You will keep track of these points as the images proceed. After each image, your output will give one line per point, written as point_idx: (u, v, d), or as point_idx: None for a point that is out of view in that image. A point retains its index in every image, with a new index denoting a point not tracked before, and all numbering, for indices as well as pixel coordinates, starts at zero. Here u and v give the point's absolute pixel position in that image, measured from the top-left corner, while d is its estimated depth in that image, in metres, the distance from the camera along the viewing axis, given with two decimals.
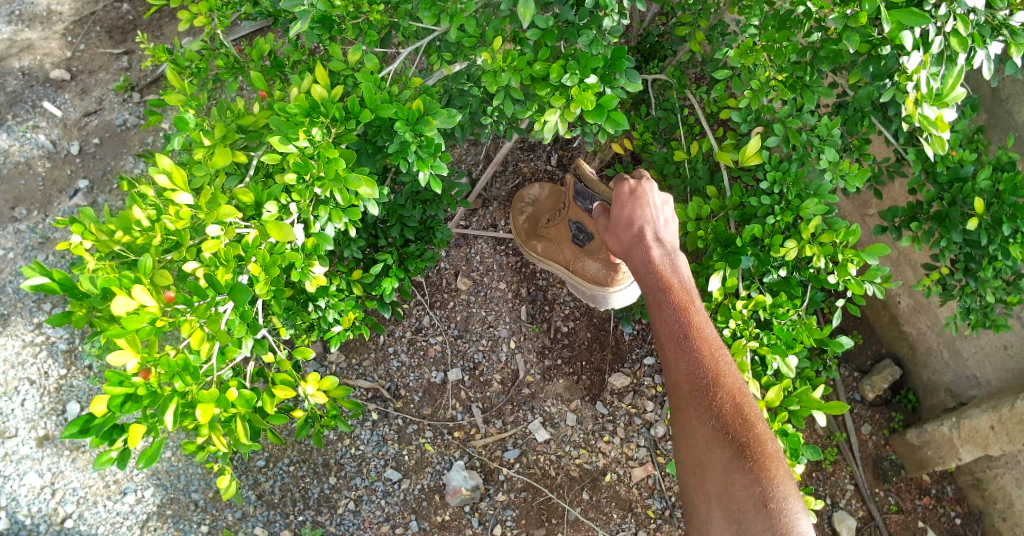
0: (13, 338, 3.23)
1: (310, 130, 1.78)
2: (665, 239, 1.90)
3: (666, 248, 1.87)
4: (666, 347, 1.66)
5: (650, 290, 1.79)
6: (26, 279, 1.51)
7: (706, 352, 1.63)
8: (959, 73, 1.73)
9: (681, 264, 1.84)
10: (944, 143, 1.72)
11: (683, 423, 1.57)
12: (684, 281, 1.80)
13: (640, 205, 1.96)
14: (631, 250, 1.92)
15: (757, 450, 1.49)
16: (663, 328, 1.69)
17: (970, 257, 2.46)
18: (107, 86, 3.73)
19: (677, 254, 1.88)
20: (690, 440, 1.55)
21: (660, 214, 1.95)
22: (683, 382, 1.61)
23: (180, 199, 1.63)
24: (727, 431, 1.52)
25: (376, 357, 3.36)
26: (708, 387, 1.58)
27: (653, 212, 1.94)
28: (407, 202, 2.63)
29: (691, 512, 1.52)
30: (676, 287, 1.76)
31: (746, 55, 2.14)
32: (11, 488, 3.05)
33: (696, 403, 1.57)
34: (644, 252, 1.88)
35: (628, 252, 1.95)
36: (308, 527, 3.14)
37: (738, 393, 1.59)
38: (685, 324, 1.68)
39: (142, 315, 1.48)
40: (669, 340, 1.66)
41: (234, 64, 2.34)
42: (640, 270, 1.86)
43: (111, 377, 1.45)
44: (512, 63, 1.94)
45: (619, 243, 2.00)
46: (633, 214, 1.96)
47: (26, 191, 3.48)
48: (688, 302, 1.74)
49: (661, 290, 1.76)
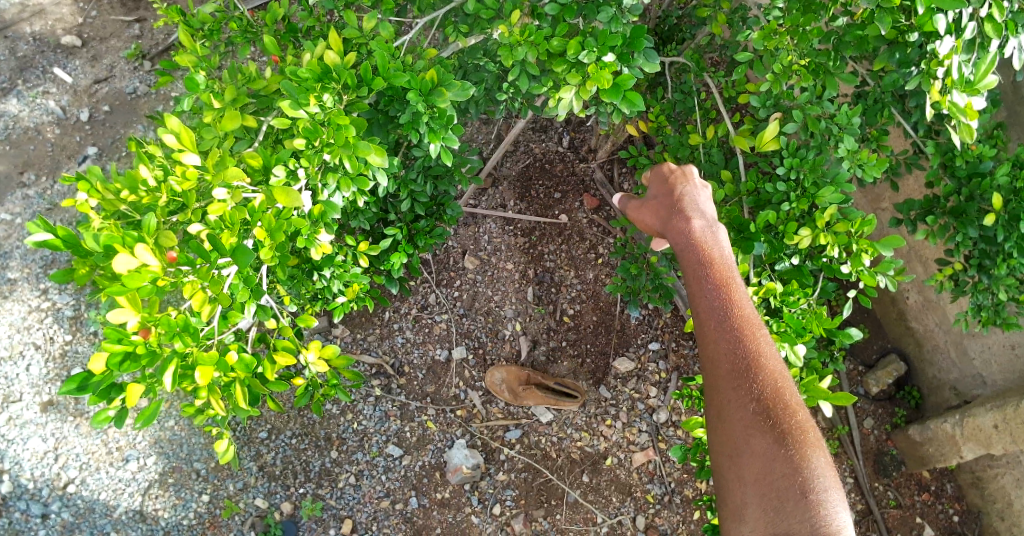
0: (19, 303, 3.23)
1: (321, 96, 1.75)
2: (706, 214, 1.85)
3: (707, 220, 1.82)
4: (705, 326, 1.61)
5: (690, 264, 1.73)
6: (29, 234, 1.50)
7: (746, 332, 1.58)
8: (992, 58, 1.64)
9: (723, 238, 1.78)
10: (971, 131, 1.68)
11: (720, 406, 1.54)
12: (723, 253, 1.75)
13: (682, 184, 1.93)
14: (668, 224, 1.86)
15: (797, 438, 1.46)
16: (702, 304, 1.65)
17: (984, 254, 2.42)
18: (118, 53, 3.71)
19: (716, 226, 1.82)
20: (727, 423, 1.52)
21: (701, 193, 1.90)
22: (722, 361, 1.56)
23: (188, 160, 1.61)
24: (766, 416, 1.49)
25: (382, 332, 3.37)
26: (748, 369, 1.54)
27: (694, 190, 1.91)
28: (419, 178, 2.56)
29: (725, 494, 1.52)
30: (717, 262, 1.71)
31: (770, 38, 2.10)
32: (15, 452, 3.06)
33: (735, 385, 1.53)
34: (683, 221, 1.82)
35: (664, 225, 1.89)
36: (309, 499, 3.15)
37: (778, 376, 1.54)
38: (725, 300, 1.62)
39: (144, 274, 1.45)
40: (708, 318, 1.61)
41: (247, 28, 2.29)
42: (679, 241, 1.80)
43: (109, 334, 1.44)
44: (530, 38, 1.91)
45: (655, 218, 1.94)
46: (672, 189, 1.93)
47: (35, 156, 3.47)
48: (728, 279, 1.68)
49: (701, 265, 1.71)
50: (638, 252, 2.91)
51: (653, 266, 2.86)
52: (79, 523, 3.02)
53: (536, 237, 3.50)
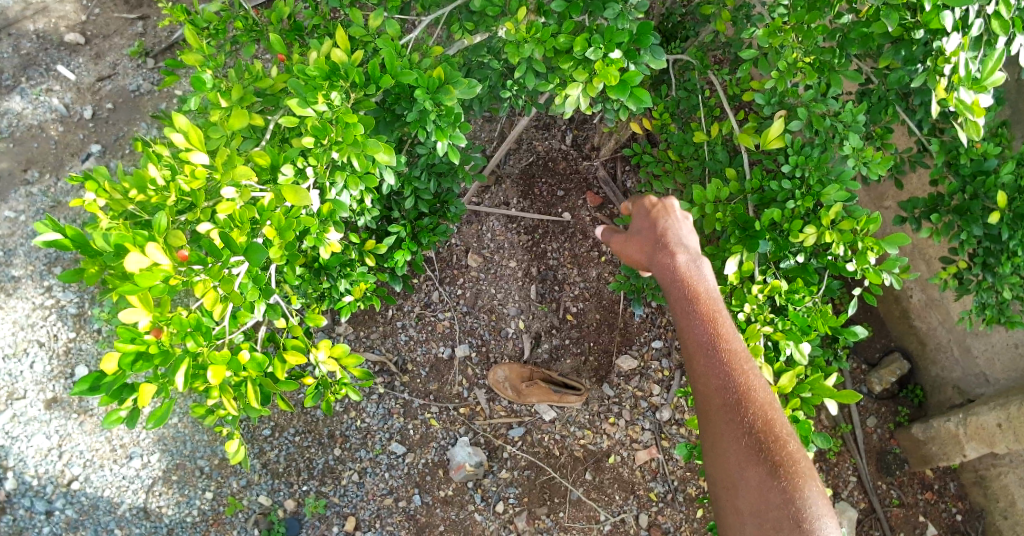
0: (23, 301, 3.24)
1: (329, 94, 1.75)
2: (690, 245, 1.77)
3: (691, 252, 1.75)
4: (695, 362, 1.58)
5: (676, 299, 1.68)
6: (38, 234, 1.49)
7: (736, 367, 1.56)
8: (1000, 55, 1.62)
9: (707, 270, 1.72)
10: (978, 128, 1.63)
11: (714, 440, 1.54)
12: (710, 287, 1.70)
13: (664, 216, 1.83)
14: (652, 256, 1.79)
15: (790, 469, 1.47)
16: (691, 341, 1.61)
17: (988, 252, 2.41)
18: (121, 51, 3.73)
19: (701, 258, 1.76)
20: (722, 456, 1.52)
21: (683, 224, 1.83)
22: (713, 396, 1.55)
23: (197, 159, 1.61)
24: (759, 449, 1.49)
25: (385, 330, 3.37)
26: (739, 404, 1.53)
27: (677, 221, 1.83)
28: (423, 174, 2.56)
29: (722, 524, 1.52)
30: (703, 297, 1.65)
31: (774, 36, 2.10)
32: (20, 449, 3.07)
33: (727, 419, 1.53)
34: (667, 256, 1.75)
35: (648, 259, 1.82)
36: (312, 497, 3.16)
37: (768, 408, 1.54)
38: (714, 337, 1.59)
39: (156, 273, 1.45)
40: (698, 355, 1.58)
41: (252, 27, 2.30)
42: (664, 275, 1.73)
43: (122, 333, 1.43)
44: (536, 35, 1.91)
45: (639, 251, 1.85)
46: (653, 222, 1.84)
47: (38, 154, 3.47)
48: (715, 312, 1.64)
49: (688, 300, 1.65)
50: None
51: None
52: (82, 520, 3.02)
53: (539, 235, 3.51)
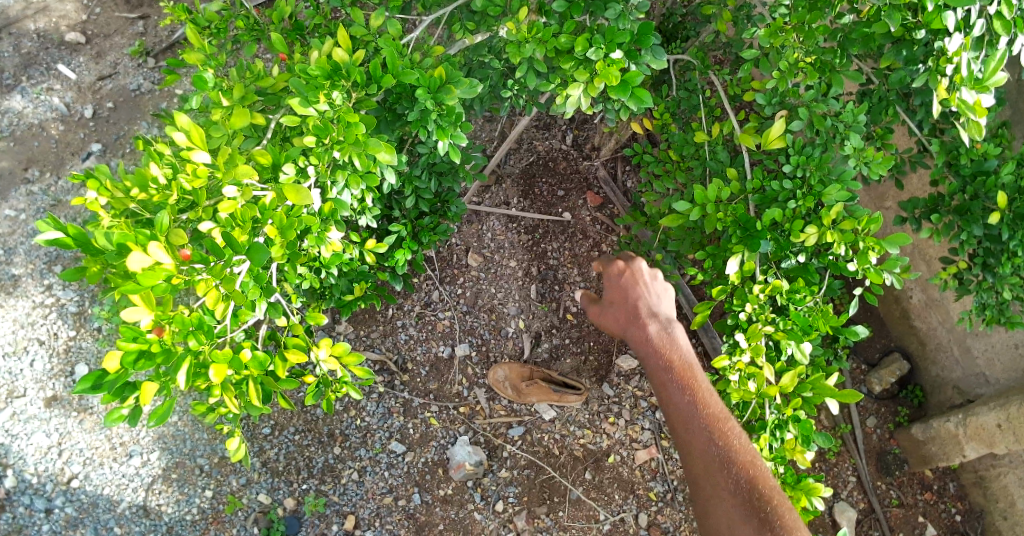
0: (23, 299, 3.24)
1: (330, 93, 1.75)
2: (660, 311, 1.81)
3: (662, 319, 1.78)
4: (679, 432, 1.63)
5: (653, 370, 1.72)
6: (40, 232, 1.48)
7: (716, 431, 1.60)
8: (1002, 55, 1.61)
9: (680, 335, 1.76)
10: (980, 128, 1.63)
11: (705, 505, 1.57)
12: (684, 353, 1.73)
13: (633, 284, 1.86)
14: (626, 327, 1.83)
15: (780, 526, 1.49)
16: (673, 411, 1.65)
17: (988, 252, 2.41)
18: (122, 50, 3.73)
19: (673, 323, 1.79)
20: (714, 520, 1.55)
21: (653, 289, 1.86)
22: (699, 463, 1.59)
23: (198, 158, 1.61)
24: (749, 509, 1.52)
25: (385, 329, 3.37)
26: (725, 467, 1.57)
27: (647, 288, 1.85)
28: (423, 173, 2.56)
29: None
30: (678, 365, 1.70)
31: (775, 36, 2.11)
32: (19, 447, 3.06)
33: (714, 484, 1.56)
34: (640, 326, 1.78)
35: (622, 329, 1.84)
36: (312, 495, 3.16)
37: (752, 466, 1.58)
38: (693, 405, 1.63)
39: (158, 272, 1.45)
40: (681, 425, 1.63)
41: (254, 26, 2.30)
42: (639, 347, 1.77)
43: (124, 332, 1.43)
44: (537, 35, 1.91)
45: (612, 320, 1.88)
46: (624, 291, 1.87)
47: (39, 153, 3.47)
48: (692, 378, 1.69)
49: (664, 370, 1.70)
50: (643, 250, 2.93)
51: (656, 263, 2.87)
52: (82, 519, 3.01)
53: (540, 234, 3.51)
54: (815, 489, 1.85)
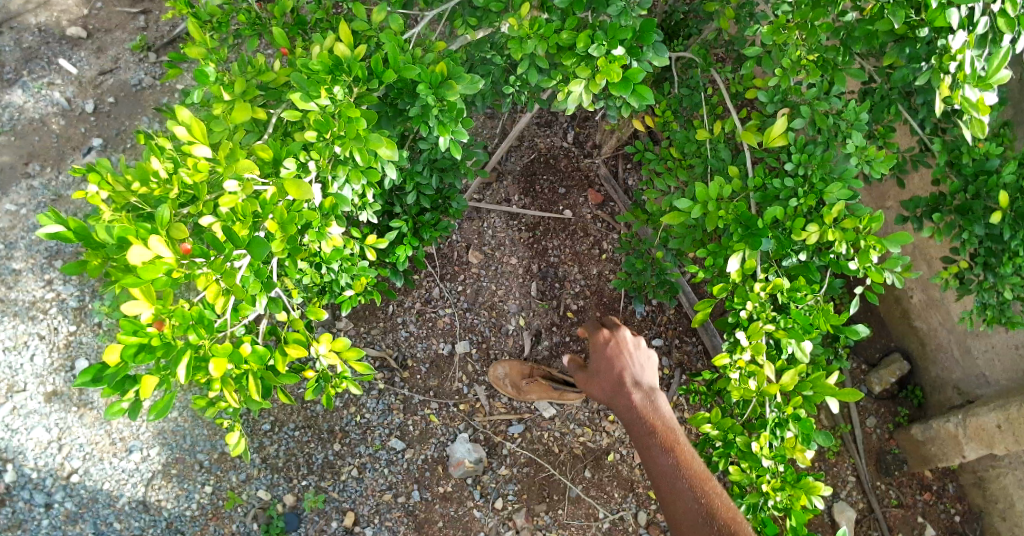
0: (23, 294, 3.24)
1: (332, 88, 1.74)
2: (643, 382, 2.08)
3: (645, 390, 2.05)
4: (663, 487, 1.79)
5: (639, 435, 1.94)
6: (41, 226, 1.49)
7: (697, 483, 1.76)
8: (1005, 53, 1.60)
9: (662, 403, 2.02)
10: (983, 126, 1.63)
11: None
12: (666, 419, 1.97)
13: (619, 358, 2.16)
14: (614, 397, 2.09)
15: None
16: (657, 469, 1.83)
17: (990, 252, 2.41)
18: (123, 45, 3.73)
19: (655, 394, 2.05)
20: None
21: (637, 363, 2.15)
22: (681, 513, 1.72)
23: (199, 152, 1.61)
24: None
25: (385, 326, 3.37)
26: (705, 515, 1.69)
27: (631, 361, 2.15)
28: (425, 169, 2.55)
29: None
30: (661, 429, 1.93)
31: (779, 33, 2.11)
32: (19, 441, 3.06)
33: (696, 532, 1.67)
34: (626, 395, 2.05)
35: (611, 399, 2.10)
36: (312, 491, 3.15)
37: (731, 515, 1.69)
38: (675, 461, 1.82)
39: (159, 266, 1.46)
40: (665, 480, 1.79)
41: (256, 20, 2.29)
42: (626, 414, 2.02)
43: (125, 325, 1.44)
44: (539, 31, 1.91)
45: (602, 391, 2.14)
46: (610, 363, 2.16)
47: (40, 148, 3.46)
48: (674, 440, 1.89)
49: (649, 433, 1.92)
50: (644, 248, 2.93)
51: (657, 262, 2.88)
52: (82, 513, 3.01)
53: (541, 232, 3.51)
54: (815, 487, 1.79)
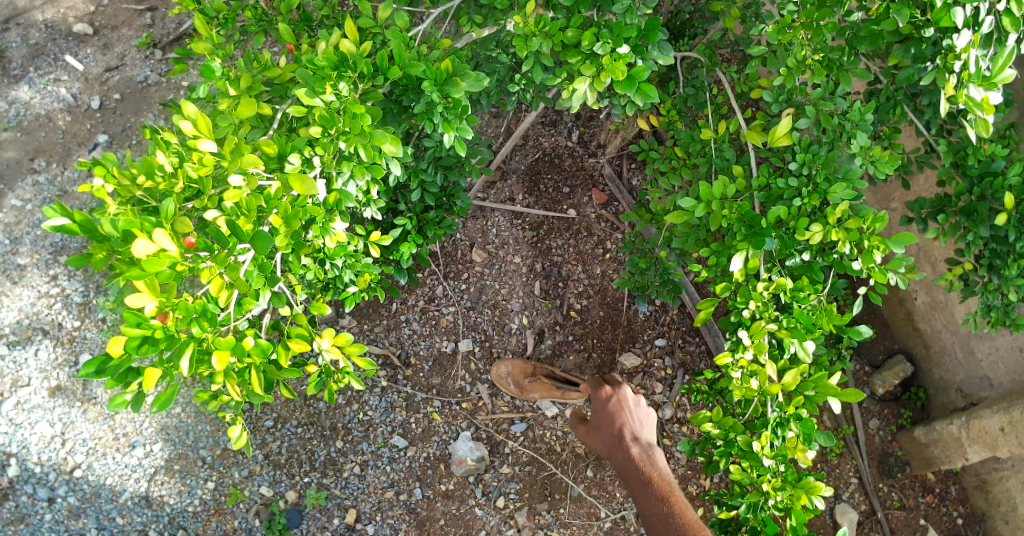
0: (28, 289, 3.25)
1: (337, 84, 1.75)
2: (642, 436, 2.12)
3: (644, 444, 2.10)
4: None
5: (638, 490, 2.00)
6: (46, 218, 1.48)
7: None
8: (1011, 52, 1.61)
9: (660, 458, 2.07)
10: (988, 125, 1.63)
11: None
12: (664, 474, 2.03)
13: (618, 409, 2.18)
14: (613, 449, 2.13)
15: None
16: (658, 526, 1.90)
17: (995, 254, 2.40)
18: (129, 41, 3.74)
19: (653, 448, 2.10)
20: None
21: (636, 415, 2.19)
22: None
23: (205, 146, 1.61)
24: None
25: (388, 323, 3.37)
26: None
27: (630, 413, 2.18)
28: (430, 167, 2.55)
29: None
30: (660, 485, 1.98)
31: (784, 33, 2.10)
32: (23, 436, 3.07)
33: None
34: (625, 448, 2.09)
35: (609, 451, 2.15)
36: (314, 488, 3.16)
37: None
38: (675, 519, 1.88)
39: (163, 259, 1.46)
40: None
41: (262, 17, 2.29)
42: (625, 467, 2.07)
43: (129, 318, 1.42)
44: (544, 28, 1.91)
45: (600, 442, 2.18)
46: (610, 413, 2.18)
47: (46, 143, 3.48)
48: (673, 497, 1.95)
49: (648, 489, 1.98)
50: (648, 247, 2.93)
51: (660, 261, 2.88)
52: (85, 508, 3.02)
53: (544, 231, 3.51)
54: (815, 487, 1.78)
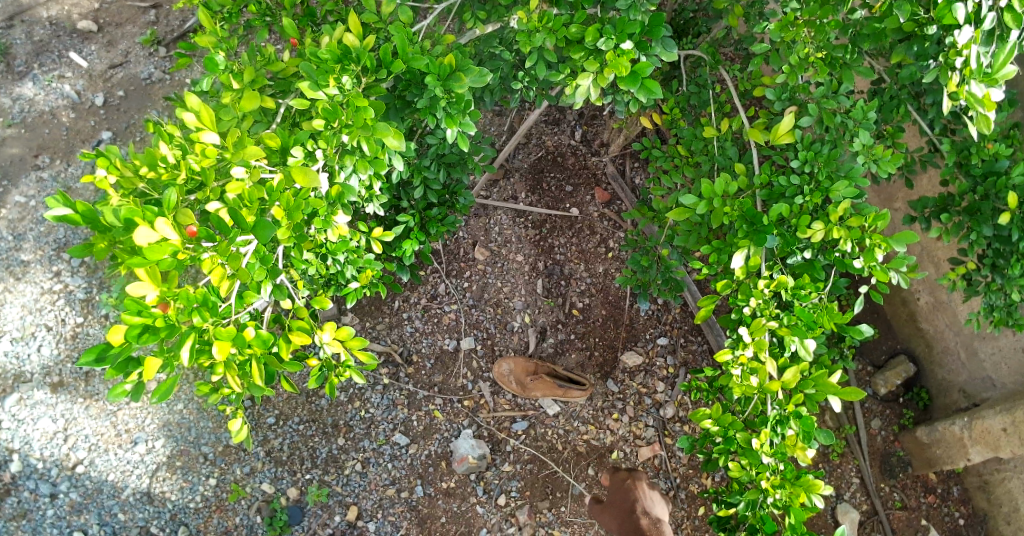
0: (31, 285, 3.26)
1: (341, 78, 1.75)
2: (651, 512, 2.84)
3: (653, 518, 2.81)
4: None
5: None
6: (48, 208, 1.48)
7: None
8: (1011, 47, 1.59)
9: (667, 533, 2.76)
10: (989, 122, 1.61)
11: None
12: None
13: (634, 488, 2.93)
14: (626, 518, 2.85)
15: None
16: None
17: (998, 253, 2.39)
18: (134, 39, 3.76)
19: (660, 522, 2.80)
20: None
21: (647, 495, 2.92)
22: None
23: (208, 138, 1.62)
24: None
25: (391, 321, 3.39)
26: None
27: (643, 493, 2.91)
28: (432, 164, 2.57)
29: None
30: None
31: (787, 29, 2.09)
32: (25, 431, 3.07)
33: None
34: (637, 520, 2.81)
35: (622, 524, 2.86)
36: (315, 485, 3.16)
37: None
38: None
39: (164, 248, 1.46)
40: None
41: (266, 12, 2.30)
42: None
43: (129, 306, 1.43)
44: (548, 24, 1.93)
45: (613, 517, 2.92)
46: (626, 494, 2.92)
47: (49, 140, 3.49)
48: None
49: None
50: (649, 245, 2.93)
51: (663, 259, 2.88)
52: (87, 504, 3.03)
53: (547, 230, 3.51)
54: (815, 485, 1.79)
